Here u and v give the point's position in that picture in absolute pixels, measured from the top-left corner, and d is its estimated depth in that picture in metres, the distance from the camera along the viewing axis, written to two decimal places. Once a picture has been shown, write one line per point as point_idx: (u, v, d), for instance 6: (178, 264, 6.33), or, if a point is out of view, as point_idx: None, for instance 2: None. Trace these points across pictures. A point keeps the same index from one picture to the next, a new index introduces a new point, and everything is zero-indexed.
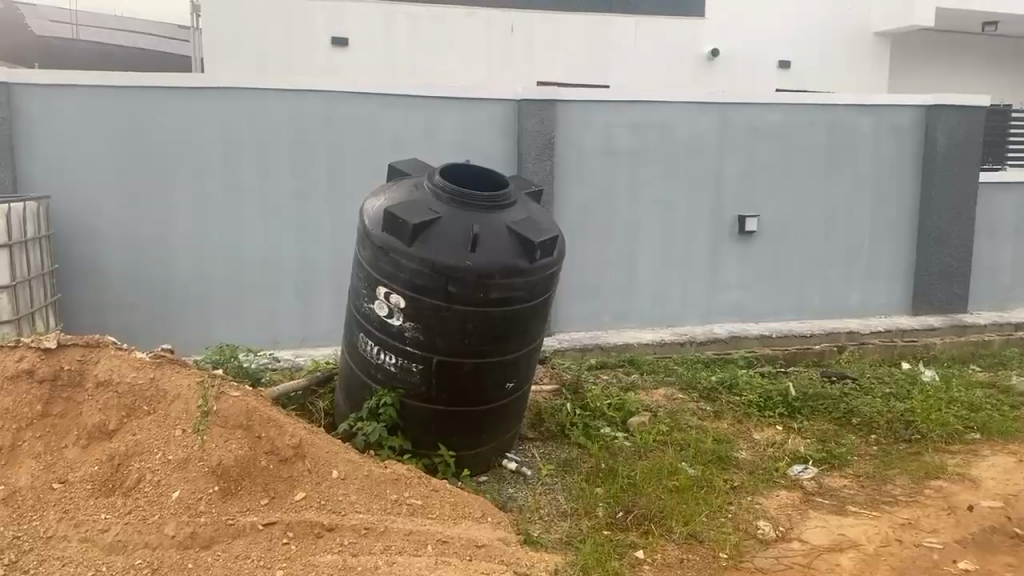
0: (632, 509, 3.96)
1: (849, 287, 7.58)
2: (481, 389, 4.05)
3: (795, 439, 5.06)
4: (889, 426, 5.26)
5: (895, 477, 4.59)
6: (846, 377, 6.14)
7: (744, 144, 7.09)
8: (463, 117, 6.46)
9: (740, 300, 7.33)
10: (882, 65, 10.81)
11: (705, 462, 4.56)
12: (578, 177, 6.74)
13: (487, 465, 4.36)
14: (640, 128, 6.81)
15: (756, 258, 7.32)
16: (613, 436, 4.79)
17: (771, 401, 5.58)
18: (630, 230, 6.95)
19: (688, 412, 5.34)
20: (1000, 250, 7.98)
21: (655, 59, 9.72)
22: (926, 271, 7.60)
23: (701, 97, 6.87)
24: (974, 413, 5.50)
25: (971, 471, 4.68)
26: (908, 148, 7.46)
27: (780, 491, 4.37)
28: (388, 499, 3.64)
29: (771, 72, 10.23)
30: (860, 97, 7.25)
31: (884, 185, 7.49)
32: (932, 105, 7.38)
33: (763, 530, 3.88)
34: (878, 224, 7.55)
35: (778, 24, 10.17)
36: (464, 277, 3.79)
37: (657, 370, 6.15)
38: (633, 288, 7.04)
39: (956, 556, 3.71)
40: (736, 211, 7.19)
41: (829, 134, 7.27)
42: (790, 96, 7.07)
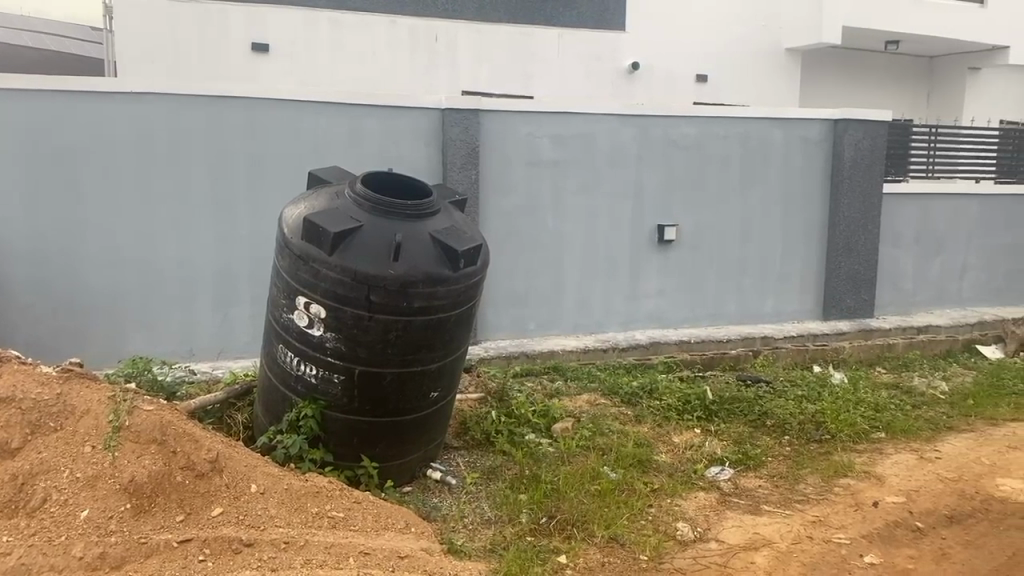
0: (555, 515, 4.00)
1: (764, 294, 7.86)
2: (406, 398, 4.03)
3: (712, 442, 5.21)
4: (801, 427, 5.47)
5: (807, 476, 4.78)
6: (760, 381, 6.35)
7: (662, 156, 7.27)
8: (387, 126, 6.43)
9: (660, 307, 7.50)
10: (793, 80, 11.24)
11: (627, 465, 4.65)
12: (503, 187, 6.79)
13: (411, 475, 4.34)
14: (563, 139, 6.91)
15: (675, 267, 7.51)
16: (537, 443, 4.83)
17: (689, 404, 5.72)
18: (553, 239, 7.03)
19: (611, 417, 5.42)
20: (903, 258, 8.40)
21: (577, 71, 9.88)
22: (835, 279, 7.94)
23: (621, 109, 7.02)
24: (880, 412, 5.78)
25: (876, 469, 4.90)
26: (817, 160, 7.78)
27: (698, 493, 4.49)
28: (309, 512, 3.58)
29: (689, 86, 10.53)
30: (772, 111, 7.52)
31: (795, 195, 7.79)
32: (838, 119, 7.73)
33: (682, 532, 3.98)
34: (790, 233, 7.85)
35: (695, 38, 10.48)
36: (386, 286, 3.77)
37: (581, 377, 6.22)
38: (557, 296, 7.12)
39: (862, 551, 3.89)
40: (656, 221, 7.36)
41: (744, 147, 7.52)
42: (706, 110, 7.29)
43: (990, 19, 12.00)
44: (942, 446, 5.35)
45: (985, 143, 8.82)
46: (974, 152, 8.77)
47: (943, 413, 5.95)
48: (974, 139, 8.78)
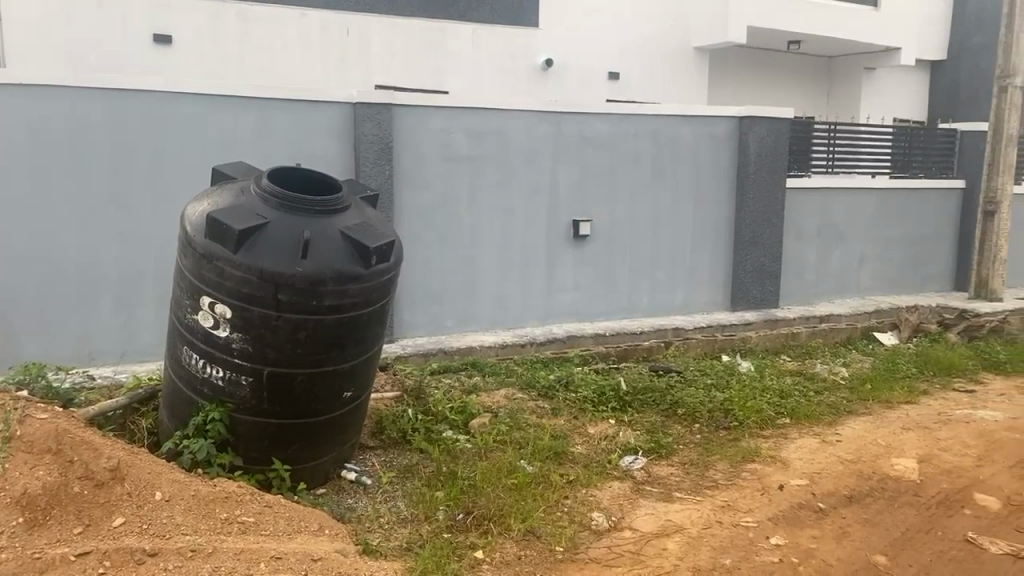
0: (471, 510, 4.00)
1: (675, 287, 8.05)
2: (319, 398, 3.95)
3: (626, 432, 5.30)
4: (710, 415, 5.64)
5: (716, 463, 4.92)
6: (671, 371, 6.51)
7: (576, 152, 7.34)
8: (297, 120, 6.28)
9: (575, 302, 7.58)
10: (701, 78, 11.55)
11: (542, 458, 4.68)
12: (418, 182, 6.73)
13: (325, 477, 4.26)
14: (477, 135, 6.90)
15: (590, 261, 7.61)
16: (453, 439, 4.81)
17: (604, 396, 5.81)
18: (469, 235, 7.02)
19: (527, 411, 5.45)
20: (806, 250, 8.74)
21: (491, 67, 9.90)
22: (742, 271, 8.21)
23: (535, 105, 7.06)
24: (784, 398, 6.01)
25: (781, 453, 5.09)
26: (725, 156, 8.02)
27: (612, 482, 4.57)
28: (218, 518, 3.48)
29: (601, 83, 10.68)
30: (681, 108, 7.71)
31: (704, 190, 8.01)
32: (743, 116, 7.98)
33: (597, 522, 4.04)
34: (699, 227, 8.06)
35: (608, 36, 10.64)
36: (295, 284, 3.69)
37: (498, 372, 6.23)
38: (474, 292, 7.10)
39: (769, 533, 4.04)
40: (571, 216, 7.44)
41: (654, 143, 7.68)
42: (618, 106, 7.41)
43: (884, 21, 12.60)
44: (842, 430, 5.59)
45: (881, 140, 9.25)
46: (871, 149, 9.21)
47: (843, 398, 6.23)
48: (871, 136, 9.22)
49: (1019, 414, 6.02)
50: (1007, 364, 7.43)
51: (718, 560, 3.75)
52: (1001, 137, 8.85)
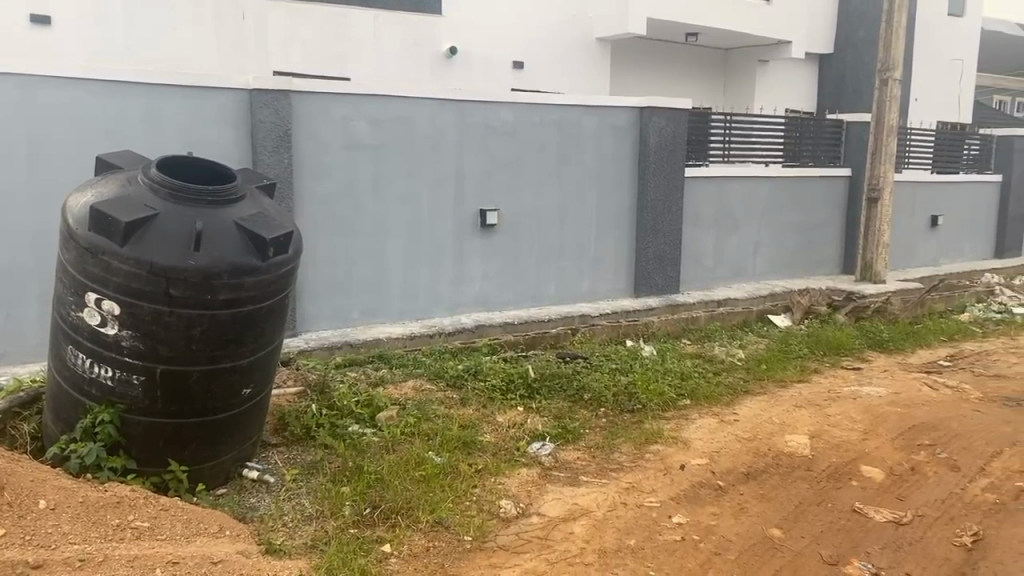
0: (379, 505, 3.95)
1: (581, 275, 8.17)
2: (218, 396, 3.82)
3: (534, 419, 5.36)
4: (615, 398, 5.77)
5: (621, 445, 5.03)
6: (578, 357, 6.59)
7: (481, 141, 7.33)
8: (189, 107, 6.01)
9: (483, 291, 7.58)
10: (603, 68, 11.71)
11: (451, 449, 4.67)
12: (319, 171, 6.55)
13: (226, 477, 4.12)
14: (381, 123, 6.78)
15: (497, 251, 7.62)
16: (360, 433, 4.73)
17: (512, 383, 5.85)
18: (374, 225, 6.90)
19: (435, 402, 5.42)
20: (704, 237, 9.01)
21: (393, 55, 9.77)
22: (645, 258, 8.41)
23: (439, 93, 6.99)
24: (685, 380, 6.21)
25: (682, 434, 5.25)
26: (626, 145, 8.17)
27: (521, 469, 4.61)
28: (109, 525, 3.31)
29: (506, 72, 10.70)
30: (583, 99, 7.80)
31: (607, 179, 8.14)
32: (643, 107, 8.15)
33: (504, 509, 4.06)
34: (603, 214, 8.20)
35: (511, 25, 10.67)
36: (187, 278, 3.55)
37: (406, 363, 6.16)
38: (381, 282, 7.00)
39: (671, 512, 4.16)
40: (477, 206, 7.42)
41: (559, 134, 7.75)
42: (521, 96, 7.43)
43: (776, 16, 13.09)
44: (739, 408, 5.82)
45: (774, 130, 9.60)
46: (766, 139, 9.54)
47: (740, 378, 6.48)
48: (765, 126, 9.52)
49: (899, 388, 6.42)
50: (890, 343, 7.89)
51: (623, 541, 3.83)
52: (882, 128, 9.32)
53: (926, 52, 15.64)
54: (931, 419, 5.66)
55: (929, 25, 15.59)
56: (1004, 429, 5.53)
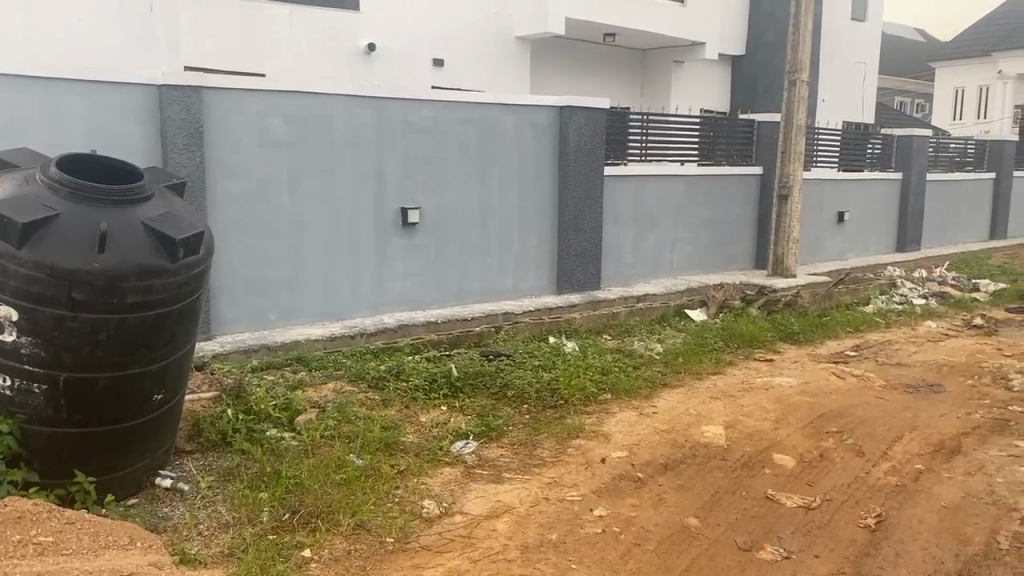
0: (298, 509, 3.89)
1: (504, 272, 8.20)
2: (126, 403, 3.67)
3: (458, 418, 5.35)
4: (538, 395, 5.82)
5: (543, 441, 5.08)
6: (501, 355, 6.60)
7: (400, 138, 7.26)
8: (93, 101, 5.73)
9: (405, 290, 7.51)
10: (523, 67, 11.78)
11: (373, 450, 4.63)
12: (233, 169, 6.37)
13: (136, 486, 3.98)
14: (297, 120, 6.64)
15: (419, 249, 7.56)
16: (278, 437, 4.63)
17: (435, 382, 5.83)
18: (292, 224, 6.75)
19: (356, 403, 5.36)
20: (624, 234, 9.18)
21: (309, 51, 9.60)
22: (567, 255, 8.51)
23: (356, 90, 6.90)
24: (606, 374, 6.33)
25: (603, 427, 5.34)
26: (546, 144, 8.26)
27: (443, 468, 4.60)
28: (9, 542, 3.15)
29: (425, 69, 10.64)
30: (502, 97, 7.83)
31: (528, 177, 8.19)
32: (562, 106, 8.25)
33: (427, 509, 4.05)
34: (525, 212, 8.25)
35: (430, 22, 10.61)
36: (91, 281, 3.42)
37: (326, 365, 6.05)
38: (300, 283, 6.86)
39: (592, 505, 4.23)
40: (398, 204, 7.35)
41: (479, 131, 7.76)
42: (441, 93, 7.40)
43: (690, 17, 13.41)
44: (658, 401, 5.95)
45: (689, 130, 9.83)
46: (681, 137, 9.75)
47: (659, 371, 6.64)
48: (682, 125, 9.75)
49: (809, 378, 6.69)
50: (800, 334, 8.21)
51: (545, 536, 3.87)
52: (791, 128, 9.66)
53: (831, 55, 16.29)
54: (837, 407, 5.91)
55: (834, 29, 16.25)
56: (904, 415, 5.83)
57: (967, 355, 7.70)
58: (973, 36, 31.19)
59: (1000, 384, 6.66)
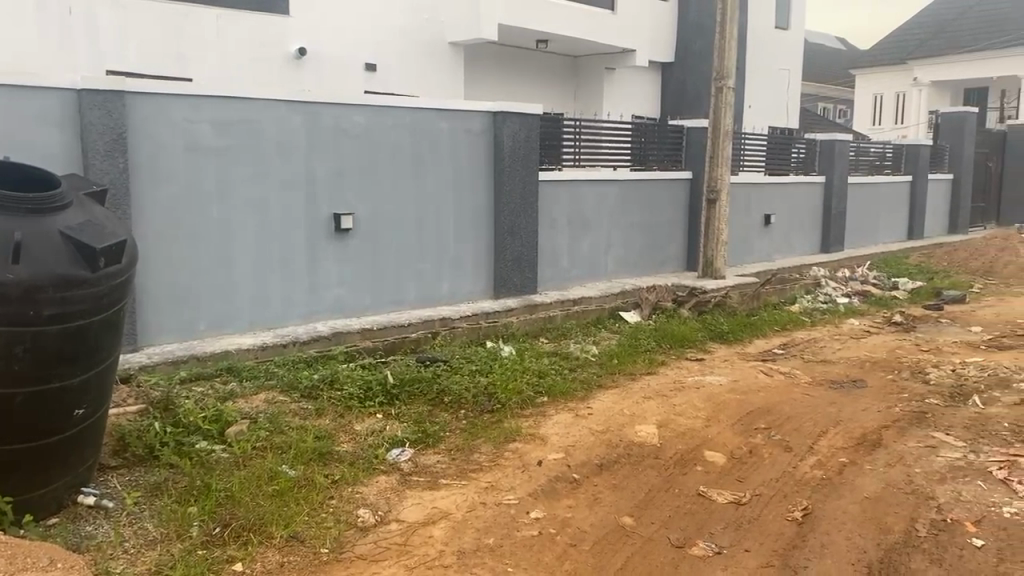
0: (229, 523, 3.82)
1: (440, 278, 8.18)
2: (44, 419, 3.53)
3: (393, 425, 5.32)
4: (474, 399, 5.82)
5: (480, 446, 5.08)
6: (437, 360, 6.58)
7: (333, 144, 7.18)
8: (7, 106, 5.49)
9: (339, 297, 7.42)
10: (456, 72, 11.79)
11: (306, 461, 4.56)
12: (158, 175, 6.21)
13: (57, 505, 3.81)
14: (225, 125, 6.51)
15: (353, 256, 7.48)
16: (208, 450, 4.54)
17: (370, 391, 5.77)
18: (221, 232, 6.61)
19: (288, 413, 5.27)
20: (559, 238, 9.26)
21: (237, 56, 9.42)
22: (503, 260, 8.56)
23: (286, 95, 6.80)
24: (543, 377, 6.38)
25: (539, 430, 5.38)
26: (480, 149, 8.27)
27: (378, 477, 4.56)
28: None
29: (357, 74, 10.55)
30: (435, 102, 7.82)
31: (462, 182, 8.19)
32: (495, 111, 8.28)
33: (362, 518, 4.01)
34: (460, 217, 8.25)
35: (362, 27, 10.53)
36: (5, 292, 3.29)
37: (257, 375, 5.93)
38: (230, 291, 6.71)
39: (529, 508, 4.25)
40: (330, 210, 7.26)
41: (413, 136, 7.72)
42: (374, 98, 7.35)
43: (621, 25, 13.63)
44: (593, 403, 6.03)
45: (623, 135, 9.96)
46: (614, 142, 9.88)
47: (594, 372, 6.72)
48: (615, 129, 9.85)
49: (738, 376, 6.86)
50: (730, 334, 8.42)
51: (482, 540, 3.88)
52: (719, 133, 9.89)
53: (757, 62, 16.77)
54: (765, 404, 6.08)
55: (759, 37, 16.72)
56: (829, 410, 6.03)
57: (887, 351, 8.01)
58: (890, 44, 32.52)
59: (918, 378, 6.95)
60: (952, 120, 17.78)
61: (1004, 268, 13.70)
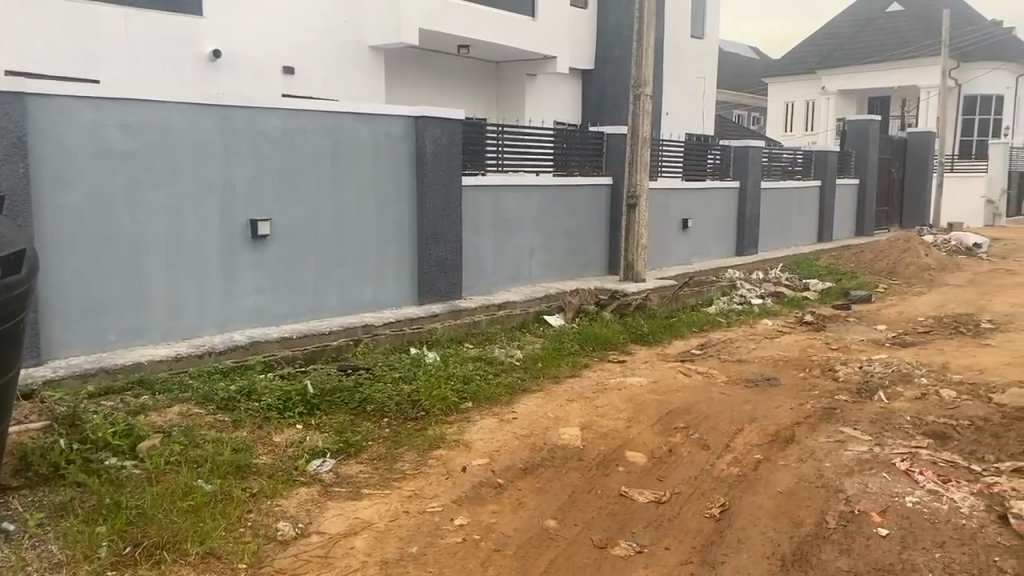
0: (140, 542, 3.70)
1: (361, 285, 8.08)
2: None
3: (314, 436, 5.23)
4: (398, 407, 5.77)
5: (404, 454, 5.04)
6: (360, 369, 6.49)
7: (248, 148, 7.01)
8: None
9: (257, 305, 7.26)
10: (377, 77, 11.69)
11: (223, 474, 4.44)
12: (62, 181, 5.94)
13: None
14: (134, 129, 6.28)
15: (272, 263, 7.33)
16: (118, 466, 4.37)
17: (290, 401, 5.65)
18: (131, 240, 6.37)
19: (204, 426, 5.11)
20: (482, 244, 9.28)
21: (148, 57, 9.12)
22: (426, 266, 8.52)
23: (199, 98, 6.61)
24: (467, 383, 6.38)
25: (464, 436, 5.37)
26: (401, 154, 8.21)
27: (299, 489, 4.47)
28: None
29: (275, 78, 10.35)
30: (355, 106, 7.73)
31: (383, 187, 8.12)
32: (416, 116, 8.24)
33: (282, 531, 3.93)
34: (382, 223, 8.17)
35: (280, 29, 10.34)
36: None
37: (171, 388, 5.74)
38: (141, 301, 6.48)
39: (453, 515, 4.24)
40: (246, 216, 7.08)
41: (332, 141, 7.61)
42: (292, 102, 7.22)
43: (542, 31, 13.76)
44: (517, 407, 6.06)
45: (545, 141, 10.04)
46: (537, 148, 9.95)
47: (518, 377, 6.76)
48: (538, 135, 9.91)
49: (658, 377, 7.02)
50: (650, 336, 8.60)
51: (405, 549, 3.85)
52: (638, 140, 10.08)
53: (674, 71, 17.19)
54: (684, 404, 6.23)
55: (676, 45, 17.14)
56: (744, 408, 6.22)
57: (800, 350, 8.32)
58: (799, 54, 33.80)
59: (828, 376, 7.24)
60: (857, 128, 18.53)
61: (906, 269, 14.42)
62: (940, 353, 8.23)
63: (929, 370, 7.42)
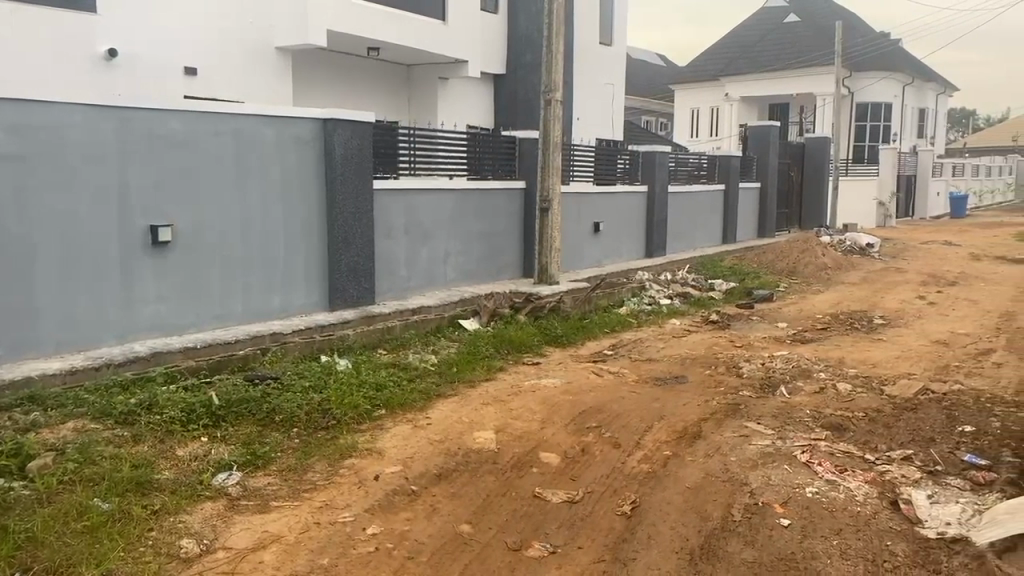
0: (31, 567, 3.49)
1: (269, 292, 7.88)
2: None
3: (220, 448, 5.06)
4: (309, 417, 5.66)
5: (315, 464, 4.94)
6: (268, 379, 6.31)
7: (147, 151, 6.74)
8: None
9: (158, 314, 6.97)
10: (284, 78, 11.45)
11: (121, 492, 4.25)
12: None
13: None
14: (21, 130, 5.94)
15: (173, 270, 7.05)
16: (6, 488, 4.12)
17: (194, 413, 5.46)
18: (19, 247, 6.02)
19: (101, 442, 4.88)
20: (395, 248, 9.19)
21: (38, 55, 8.65)
22: (336, 272, 8.39)
23: (94, 99, 6.31)
24: (380, 390, 6.30)
25: (377, 444, 5.30)
26: (309, 157, 8.06)
27: (204, 504, 4.32)
28: None
29: (177, 78, 10.03)
30: (259, 108, 7.53)
31: (291, 191, 7.95)
32: (324, 119, 8.10)
33: (186, 549, 3.78)
34: (289, 228, 8.00)
35: (180, 29, 9.99)
36: None
37: (65, 404, 5.44)
38: (32, 312, 6.13)
39: (365, 524, 4.18)
40: (146, 222, 6.80)
41: (235, 144, 7.40)
42: (194, 103, 6.98)
43: (452, 34, 13.73)
44: (431, 413, 6.04)
45: (458, 145, 10.01)
46: (450, 152, 9.91)
47: (433, 382, 6.73)
48: (450, 139, 9.86)
49: (572, 378, 7.11)
50: (563, 338, 8.71)
51: (315, 561, 3.78)
52: (550, 144, 10.18)
53: (584, 76, 17.46)
54: (596, 404, 6.33)
55: (585, 51, 17.41)
56: (654, 406, 6.37)
57: (706, 348, 8.58)
58: (703, 62, 34.88)
59: (733, 373, 7.48)
60: (759, 133, 19.23)
61: (805, 269, 15.05)
62: (837, 348, 8.62)
63: (826, 365, 7.76)
